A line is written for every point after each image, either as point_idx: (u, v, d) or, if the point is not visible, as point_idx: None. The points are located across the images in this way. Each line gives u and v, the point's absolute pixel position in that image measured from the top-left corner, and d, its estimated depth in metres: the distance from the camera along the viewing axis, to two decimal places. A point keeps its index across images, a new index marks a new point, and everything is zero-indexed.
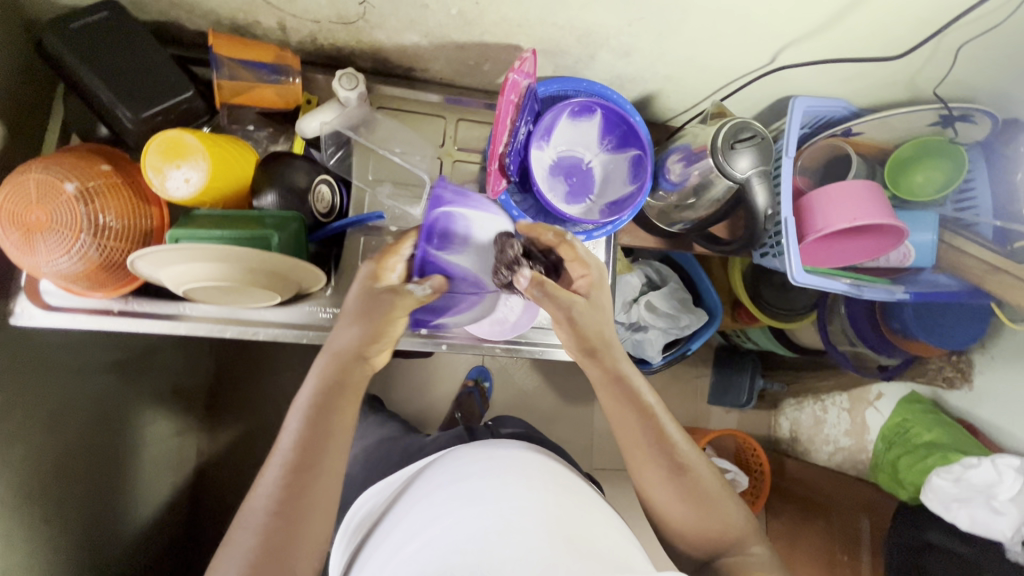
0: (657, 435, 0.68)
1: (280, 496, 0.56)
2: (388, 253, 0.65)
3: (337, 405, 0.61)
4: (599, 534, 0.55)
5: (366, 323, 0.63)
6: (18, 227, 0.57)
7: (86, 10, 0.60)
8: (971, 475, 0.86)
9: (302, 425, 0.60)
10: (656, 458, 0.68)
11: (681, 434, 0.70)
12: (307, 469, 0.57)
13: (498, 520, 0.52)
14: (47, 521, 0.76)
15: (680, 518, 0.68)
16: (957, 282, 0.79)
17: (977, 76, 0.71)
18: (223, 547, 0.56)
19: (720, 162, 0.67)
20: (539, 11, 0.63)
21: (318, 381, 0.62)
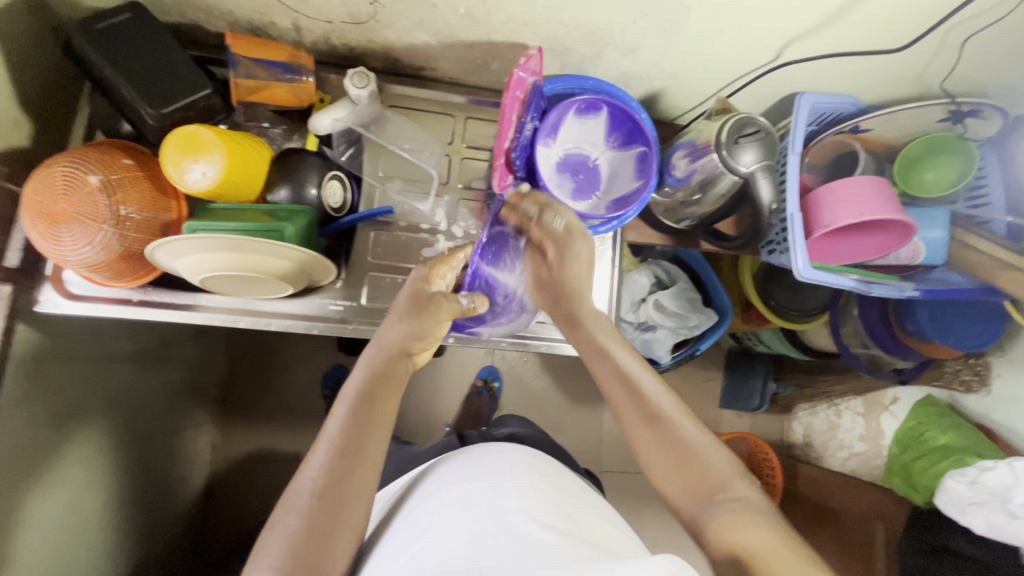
0: (633, 390, 0.62)
1: (327, 479, 0.53)
2: (440, 261, 0.70)
3: (383, 395, 0.59)
4: (593, 528, 0.57)
5: (416, 319, 0.64)
6: (45, 217, 0.60)
7: (111, 12, 0.62)
8: (986, 479, 0.83)
9: (349, 413, 0.57)
10: (630, 411, 0.61)
11: (664, 389, 0.63)
12: (354, 455, 0.55)
13: (493, 521, 0.52)
14: (67, 508, 0.78)
15: (676, 486, 0.58)
16: (969, 280, 0.78)
17: (986, 70, 0.70)
18: (266, 535, 0.52)
19: (724, 156, 0.68)
20: (543, 9, 0.65)
21: (365, 371, 0.61)
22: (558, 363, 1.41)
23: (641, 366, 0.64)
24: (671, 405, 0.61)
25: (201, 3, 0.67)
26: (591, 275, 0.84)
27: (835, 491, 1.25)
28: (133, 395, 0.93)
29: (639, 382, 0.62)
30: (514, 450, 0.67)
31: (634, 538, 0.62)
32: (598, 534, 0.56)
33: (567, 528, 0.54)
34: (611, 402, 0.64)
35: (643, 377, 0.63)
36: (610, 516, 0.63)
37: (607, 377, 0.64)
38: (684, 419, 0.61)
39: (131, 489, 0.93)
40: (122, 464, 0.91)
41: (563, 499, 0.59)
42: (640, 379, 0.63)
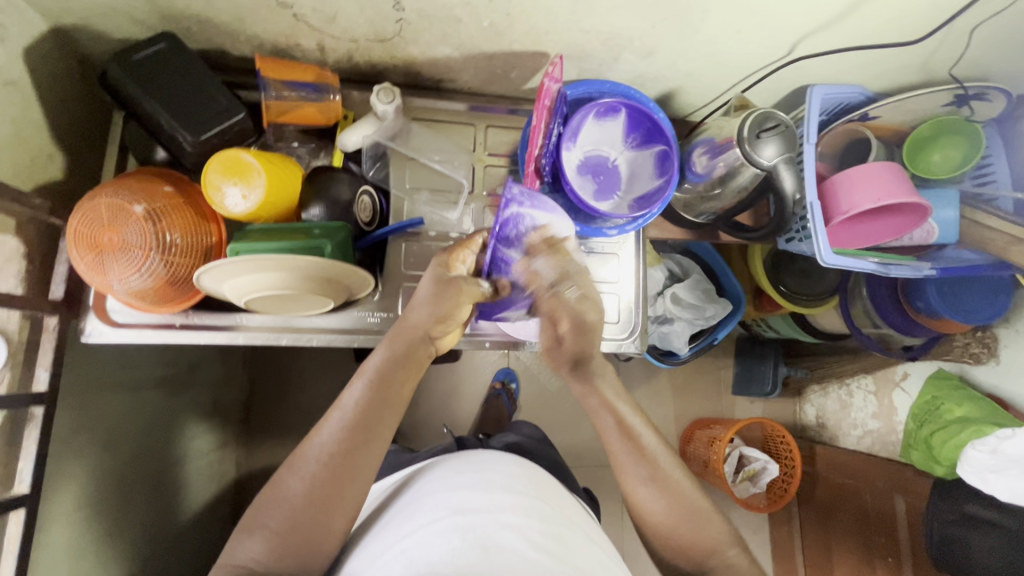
0: (639, 450, 0.64)
1: (336, 448, 0.55)
2: (459, 248, 0.67)
3: (400, 377, 0.61)
4: (581, 551, 0.54)
5: (440, 304, 0.63)
6: (94, 248, 0.62)
7: (146, 43, 0.66)
8: (1007, 446, 0.85)
9: (367, 389, 0.59)
10: (634, 469, 0.63)
11: (665, 449, 0.66)
12: (365, 433, 0.57)
13: (482, 534, 0.51)
14: (102, 537, 0.78)
15: (681, 541, 0.62)
16: (982, 256, 0.81)
17: (989, 54, 0.73)
18: (265, 496, 0.55)
19: (747, 151, 0.70)
20: (565, 18, 0.67)
21: (386, 351, 0.62)
22: None
23: (644, 423, 0.67)
24: (673, 466, 0.64)
25: (230, 29, 0.68)
26: (615, 272, 0.86)
27: (853, 469, 1.28)
28: (162, 421, 0.93)
29: (643, 440, 0.65)
30: (508, 461, 0.65)
31: (614, 554, 0.60)
32: (591, 559, 0.54)
33: (560, 552, 0.52)
34: (613, 455, 0.66)
35: (647, 435, 0.66)
36: (596, 537, 0.60)
37: (612, 433, 0.66)
38: (683, 478, 0.64)
39: (166, 514, 0.94)
40: (155, 490, 0.91)
41: (556, 516, 0.57)
42: (645, 436, 0.65)
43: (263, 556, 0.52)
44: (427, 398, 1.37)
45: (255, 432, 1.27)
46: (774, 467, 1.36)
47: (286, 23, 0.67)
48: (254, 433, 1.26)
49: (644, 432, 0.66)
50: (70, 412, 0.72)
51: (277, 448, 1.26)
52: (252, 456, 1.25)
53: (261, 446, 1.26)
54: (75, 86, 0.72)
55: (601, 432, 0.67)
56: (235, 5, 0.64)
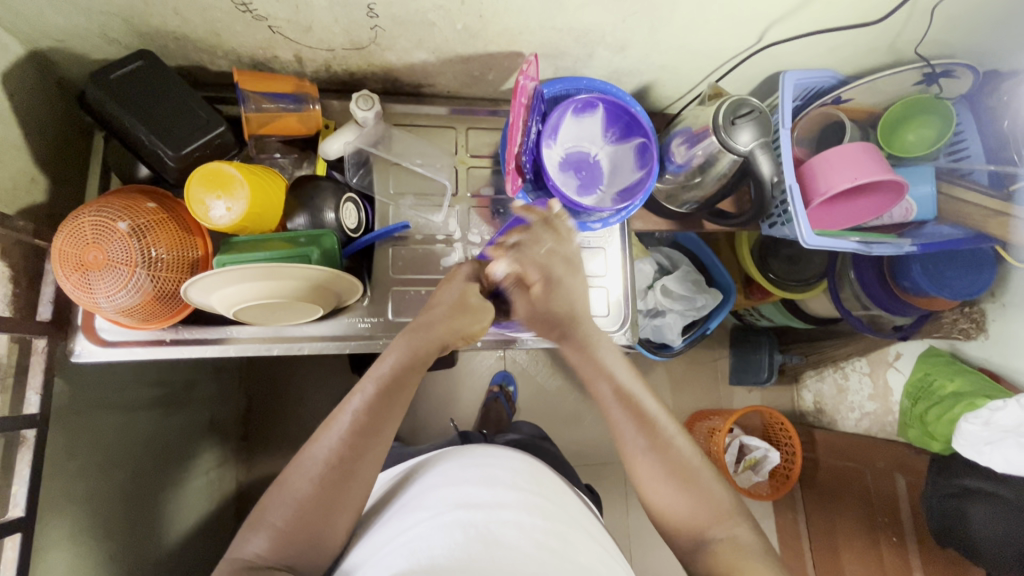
0: (639, 416, 0.64)
1: (342, 452, 0.55)
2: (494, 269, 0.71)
3: (409, 383, 0.61)
4: (581, 547, 0.54)
5: (462, 318, 0.66)
6: (80, 266, 0.62)
7: (123, 61, 0.67)
8: (998, 417, 0.85)
9: (377, 393, 0.58)
10: (636, 439, 0.63)
11: (669, 416, 0.65)
12: (373, 436, 0.57)
13: (486, 528, 0.51)
14: (97, 561, 0.77)
15: (680, 512, 0.60)
16: (962, 230, 0.81)
17: (953, 32, 0.75)
18: (270, 495, 0.55)
19: (723, 137, 0.71)
20: (537, 17, 0.68)
21: (399, 356, 0.61)
22: (569, 360, 1.44)
23: (643, 389, 0.67)
24: (676, 431, 0.64)
25: (207, 44, 0.69)
26: (603, 266, 0.86)
27: (852, 452, 1.28)
28: (158, 441, 0.93)
29: (644, 406, 0.65)
30: (512, 458, 0.65)
31: (615, 553, 0.60)
32: (592, 552, 0.54)
33: (561, 550, 0.51)
34: (617, 432, 0.65)
35: (649, 402, 0.66)
36: (595, 532, 0.61)
37: (611, 403, 0.65)
38: (686, 445, 0.63)
39: (165, 535, 0.93)
40: (155, 510, 0.90)
41: (559, 514, 0.57)
42: (644, 403, 0.65)
43: (267, 551, 0.52)
44: (426, 405, 1.37)
45: (254, 449, 1.26)
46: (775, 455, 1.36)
47: (262, 35, 0.68)
48: (253, 450, 1.26)
49: (645, 400, 0.66)
50: (65, 435, 0.72)
51: (277, 464, 1.26)
52: (252, 473, 1.25)
53: (260, 463, 1.25)
54: (56, 109, 0.72)
55: (601, 404, 0.67)
56: (210, 20, 0.64)
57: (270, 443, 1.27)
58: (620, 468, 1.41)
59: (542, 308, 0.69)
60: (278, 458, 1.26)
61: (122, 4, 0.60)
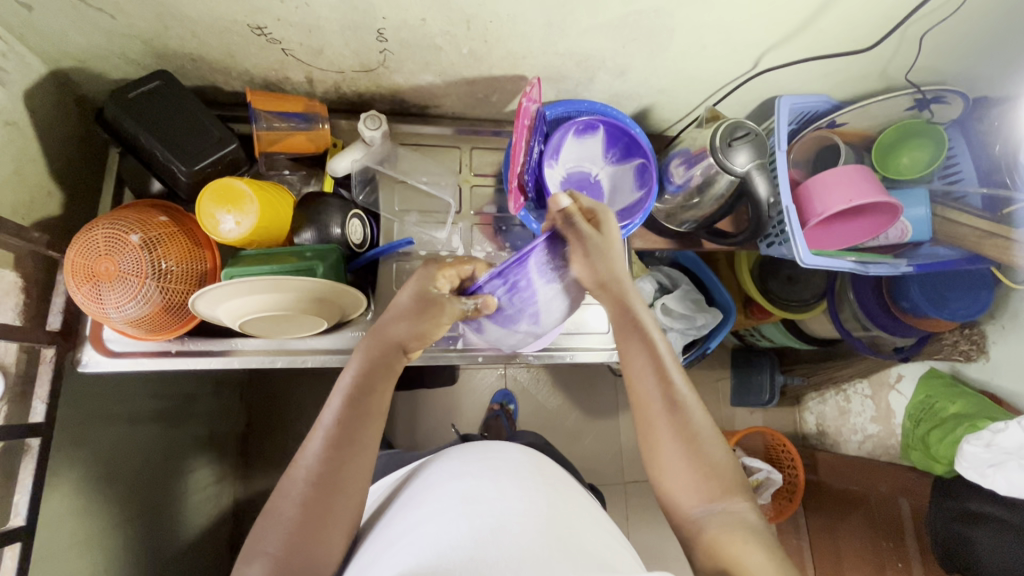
0: (664, 378, 0.61)
1: (321, 469, 0.56)
2: (447, 266, 0.70)
3: (376, 389, 0.62)
4: (586, 533, 0.54)
5: (419, 318, 0.66)
6: (91, 277, 0.63)
7: (141, 81, 0.69)
8: (1001, 439, 0.84)
9: (345, 404, 0.60)
10: (654, 396, 0.61)
11: (687, 381, 0.62)
12: (347, 448, 0.57)
13: (491, 519, 0.51)
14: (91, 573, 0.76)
15: (681, 480, 0.58)
16: (956, 252, 0.83)
17: (942, 60, 0.78)
18: (261, 520, 0.54)
19: (720, 159, 0.73)
20: (540, 42, 0.71)
21: (362, 364, 0.63)
22: (570, 379, 1.44)
23: (671, 356, 0.63)
24: (694, 400, 0.61)
25: (221, 66, 0.72)
26: None
27: (856, 475, 1.27)
28: (159, 453, 0.93)
29: (671, 372, 0.62)
30: (514, 452, 0.65)
31: (619, 535, 0.60)
32: (600, 540, 0.54)
33: (565, 535, 0.51)
34: (633, 388, 0.63)
35: (675, 369, 0.62)
36: (599, 519, 0.61)
37: (639, 355, 0.63)
38: (702, 415, 0.60)
39: (162, 550, 0.92)
40: (153, 523, 0.90)
41: (559, 500, 0.58)
42: (670, 365, 0.62)
43: None
44: (427, 423, 1.37)
45: (254, 464, 1.26)
46: (778, 477, 1.34)
47: (276, 57, 0.70)
48: (252, 466, 1.25)
49: (670, 361, 0.63)
50: (68, 446, 0.72)
51: (276, 480, 1.25)
52: (251, 490, 1.24)
53: (259, 480, 1.24)
54: (74, 125, 0.75)
55: (625, 356, 0.64)
56: (226, 43, 0.67)
57: (268, 459, 1.26)
58: (621, 489, 1.40)
59: (593, 260, 0.65)
60: (277, 474, 1.25)
61: (143, 27, 0.63)
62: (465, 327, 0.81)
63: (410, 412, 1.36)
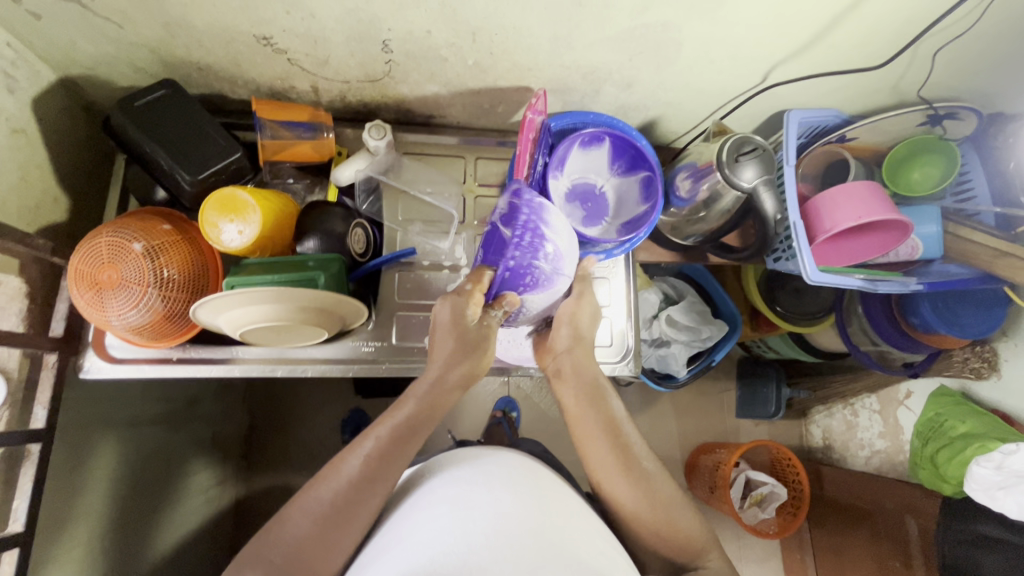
0: (623, 450, 0.66)
1: (348, 494, 0.56)
2: (474, 290, 0.66)
3: (423, 434, 0.62)
4: (581, 541, 0.53)
5: (471, 357, 0.66)
6: (94, 285, 0.63)
7: (148, 89, 0.70)
8: (1012, 462, 0.82)
9: (389, 441, 0.60)
10: (619, 473, 0.65)
11: (647, 446, 0.68)
12: (382, 481, 0.57)
13: (482, 523, 0.50)
14: None
15: (660, 542, 0.64)
16: (968, 270, 0.82)
17: (955, 76, 0.76)
18: (261, 534, 0.54)
19: (726, 173, 0.72)
20: (546, 54, 0.70)
21: (414, 407, 0.63)
22: None
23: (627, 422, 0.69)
24: (656, 466, 0.66)
25: (228, 75, 0.72)
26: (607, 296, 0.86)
27: (863, 490, 1.25)
28: (159, 456, 0.93)
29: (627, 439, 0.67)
30: (508, 458, 0.65)
31: (615, 545, 0.59)
32: (593, 548, 0.53)
33: (560, 544, 0.50)
34: (600, 468, 0.67)
35: (633, 437, 0.68)
36: (596, 527, 0.60)
37: (595, 435, 0.68)
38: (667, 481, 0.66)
39: (160, 549, 0.92)
40: (154, 526, 0.91)
41: (553, 506, 0.57)
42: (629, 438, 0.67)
43: None
44: None
45: (256, 467, 1.25)
46: (782, 491, 1.33)
47: (281, 66, 0.70)
48: (254, 468, 1.25)
49: (629, 436, 0.68)
50: (68, 449, 0.73)
51: (275, 484, 1.25)
52: (251, 494, 1.24)
53: (261, 485, 1.24)
54: (81, 132, 0.75)
55: (585, 436, 0.69)
56: (232, 53, 0.67)
57: (270, 462, 1.26)
58: None
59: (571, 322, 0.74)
60: (279, 478, 1.25)
61: (151, 37, 0.64)
62: None
63: None
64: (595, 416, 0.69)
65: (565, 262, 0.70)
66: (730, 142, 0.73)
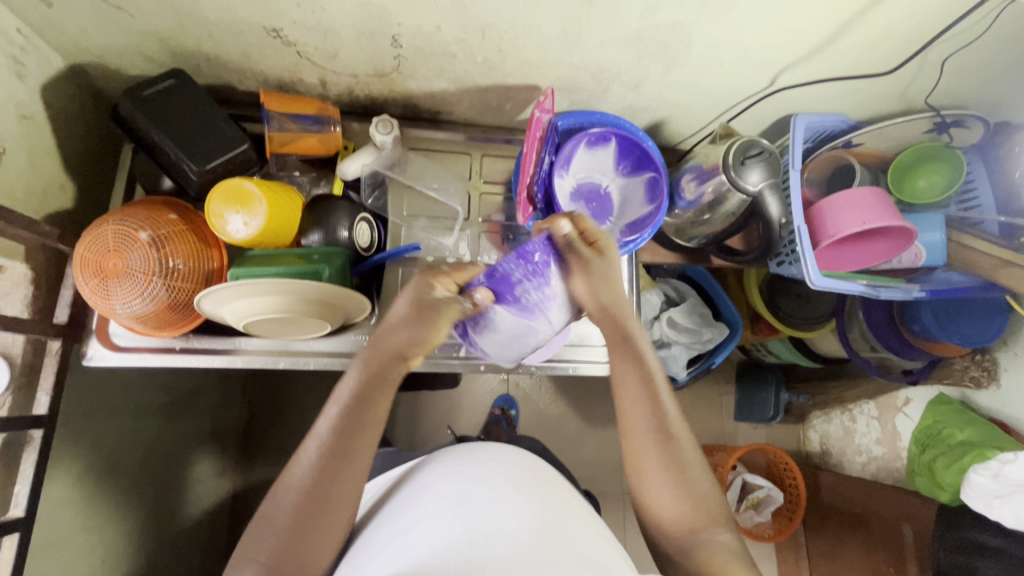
0: (655, 409, 0.62)
1: (313, 480, 0.55)
2: (444, 273, 0.61)
3: (376, 403, 0.60)
4: (580, 538, 0.53)
5: (419, 322, 0.60)
6: (99, 273, 0.64)
7: (157, 79, 0.70)
8: (1009, 471, 0.82)
9: (342, 415, 0.58)
10: (644, 429, 0.62)
11: (681, 413, 0.63)
12: (342, 458, 0.56)
13: (482, 521, 0.51)
14: (87, 564, 0.77)
15: (671, 507, 0.60)
16: (970, 278, 0.82)
17: (964, 83, 0.76)
18: (255, 525, 0.54)
19: (732, 176, 0.73)
20: (555, 53, 0.70)
21: (362, 374, 0.60)
22: (573, 387, 1.43)
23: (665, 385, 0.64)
24: (683, 432, 0.62)
25: (237, 66, 0.72)
26: None
27: (858, 496, 1.25)
28: (158, 445, 0.93)
29: (661, 400, 0.63)
30: (509, 454, 0.65)
31: (616, 544, 0.59)
32: (591, 545, 0.53)
33: (560, 541, 0.50)
34: (626, 421, 0.63)
35: (668, 401, 0.63)
36: (596, 526, 0.60)
37: (631, 390, 0.63)
38: (691, 449, 0.62)
39: (158, 537, 0.92)
40: (152, 515, 0.91)
41: (552, 502, 0.57)
42: (664, 400, 0.63)
43: None
44: (426, 424, 1.36)
45: (253, 459, 1.26)
46: (779, 494, 1.34)
47: (290, 58, 0.70)
48: (252, 460, 1.26)
49: (665, 395, 0.63)
50: (70, 435, 0.73)
51: (274, 476, 1.25)
52: (249, 485, 1.24)
53: (259, 476, 1.25)
54: (89, 120, 0.76)
55: (619, 388, 0.64)
56: (241, 44, 0.68)
57: (268, 455, 1.26)
58: (619, 499, 1.39)
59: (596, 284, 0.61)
60: (276, 469, 1.25)
61: (161, 26, 0.64)
62: None
63: (410, 411, 1.36)
64: (633, 366, 0.64)
65: (556, 309, 0.61)
66: (732, 146, 0.73)
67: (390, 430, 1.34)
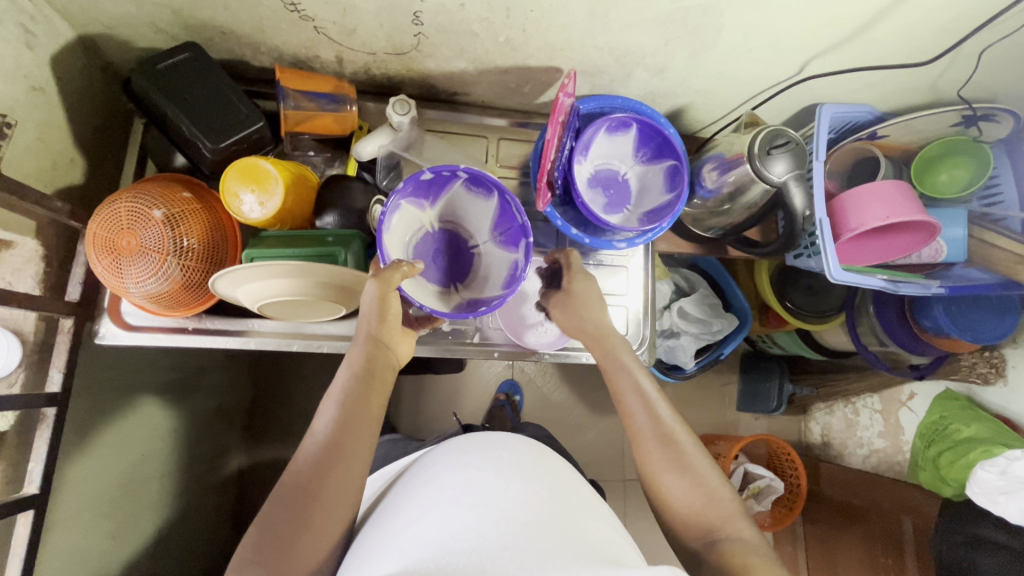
0: (654, 420, 0.64)
1: (311, 471, 0.54)
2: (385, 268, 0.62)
3: (368, 397, 0.60)
4: (592, 529, 0.53)
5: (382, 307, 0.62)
6: (112, 251, 0.63)
7: (169, 53, 0.68)
8: (1017, 467, 0.82)
9: (338, 410, 0.58)
10: (648, 440, 0.63)
11: (681, 421, 0.65)
12: (340, 452, 0.56)
13: (495, 509, 0.50)
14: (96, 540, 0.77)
15: (685, 506, 0.59)
16: (989, 276, 0.82)
17: (996, 76, 0.74)
18: (255, 530, 0.52)
19: (757, 167, 0.71)
20: (580, 34, 0.68)
21: (351, 372, 0.61)
22: (578, 374, 1.43)
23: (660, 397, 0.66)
24: (687, 438, 0.63)
25: (252, 41, 0.70)
26: (623, 285, 0.86)
27: (858, 488, 1.26)
28: (166, 423, 0.93)
29: (660, 413, 0.64)
30: (519, 444, 0.64)
31: (626, 535, 0.58)
32: (604, 537, 0.53)
33: (574, 532, 0.50)
34: (632, 433, 0.65)
35: (665, 411, 0.65)
36: (609, 518, 0.59)
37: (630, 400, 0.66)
38: (698, 452, 0.62)
39: (166, 514, 0.93)
40: (159, 492, 0.91)
41: (565, 494, 0.57)
42: (661, 411, 0.64)
43: None
44: (430, 407, 1.37)
45: (258, 438, 1.26)
46: (780, 484, 1.32)
47: (308, 34, 0.68)
48: (257, 439, 1.26)
49: (660, 408, 0.65)
50: (81, 412, 0.73)
51: (278, 455, 1.26)
52: (254, 465, 1.24)
53: (264, 455, 1.25)
54: (99, 93, 0.74)
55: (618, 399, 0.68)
56: (257, 18, 0.65)
57: (273, 434, 1.26)
58: (621, 486, 1.40)
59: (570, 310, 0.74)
60: (281, 450, 1.25)
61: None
62: (484, 321, 0.81)
63: (415, 395, 1.36)
64: (623, 375, 0.68)
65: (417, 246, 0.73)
66: (758, 135, 0.72)
67: (395, 413, 1.35)
